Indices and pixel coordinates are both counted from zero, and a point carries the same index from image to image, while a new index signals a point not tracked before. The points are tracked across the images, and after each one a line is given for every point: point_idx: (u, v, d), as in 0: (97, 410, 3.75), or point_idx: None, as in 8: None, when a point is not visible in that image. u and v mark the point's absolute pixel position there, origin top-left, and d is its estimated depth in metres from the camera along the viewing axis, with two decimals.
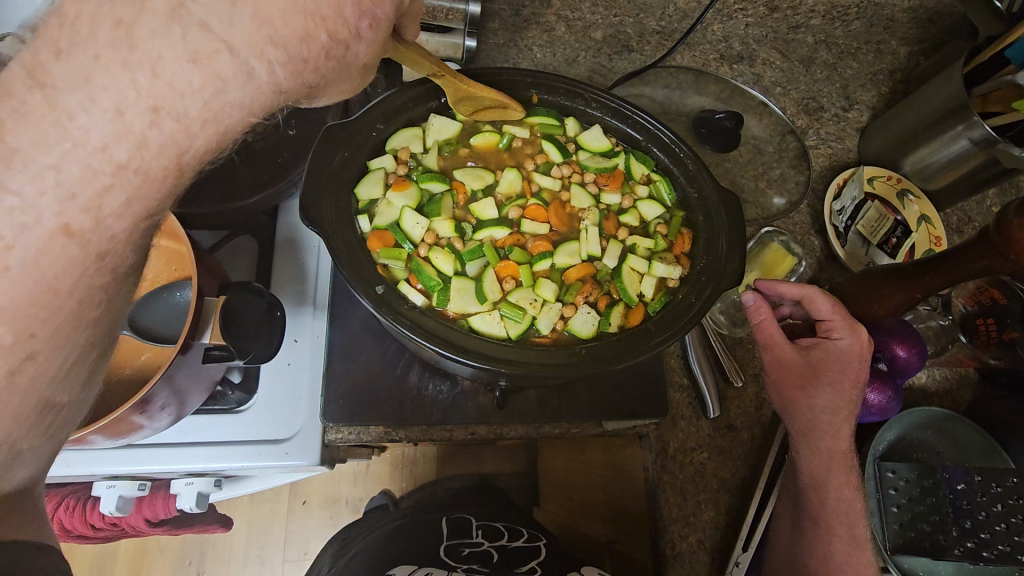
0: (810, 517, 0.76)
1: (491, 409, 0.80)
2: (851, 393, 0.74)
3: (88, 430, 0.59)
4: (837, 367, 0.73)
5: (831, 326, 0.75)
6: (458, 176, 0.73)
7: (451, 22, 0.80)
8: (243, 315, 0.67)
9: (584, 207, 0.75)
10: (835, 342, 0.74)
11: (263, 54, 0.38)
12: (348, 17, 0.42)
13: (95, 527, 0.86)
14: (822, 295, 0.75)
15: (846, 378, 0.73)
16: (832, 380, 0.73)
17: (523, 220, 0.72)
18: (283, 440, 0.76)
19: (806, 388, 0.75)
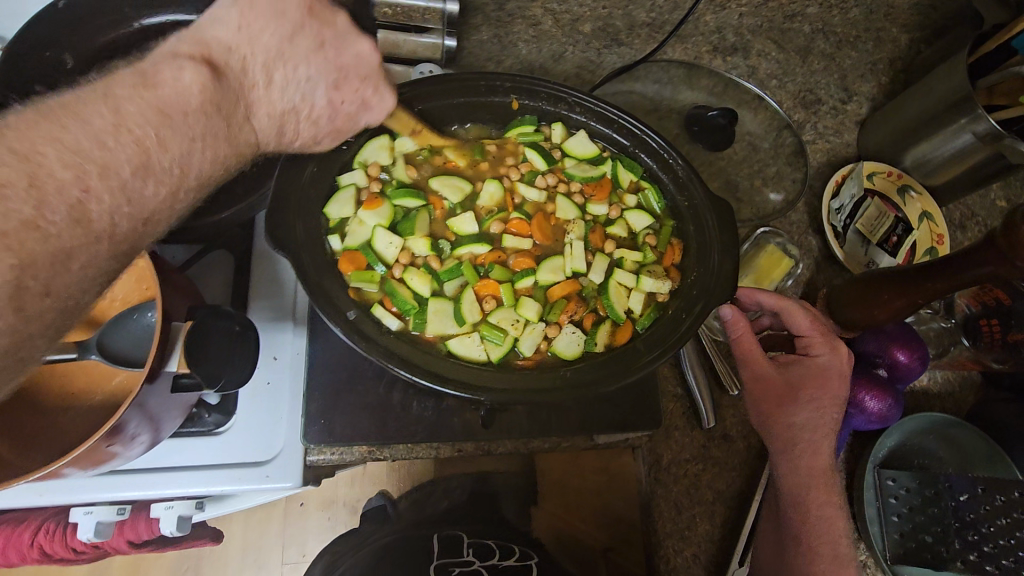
0: (793, 536, 0.73)
1: (477, 427, 0.78)
2: (831, 411, 0.71)
3: (56, 465, 0.55)
4: (815, 384, 0.70)
5: (810, 342, 0.72)
6: (435, 189, 0.70)
7: (427, 21, 0.77)
8: (214, 335, 0.64)
9: (569, 219, 0.72)
10: (815, 359, 0.71)
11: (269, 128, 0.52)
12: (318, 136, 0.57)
13: (77, 550, 0.84)
14: (799, 309, 0.72)
15: (826, 397, 0.70)
16: (811, 399, 0.70)
17: (504, 235, 0.70)
18: (263, 463, 0.73)
19: (783, 406, 0.72)
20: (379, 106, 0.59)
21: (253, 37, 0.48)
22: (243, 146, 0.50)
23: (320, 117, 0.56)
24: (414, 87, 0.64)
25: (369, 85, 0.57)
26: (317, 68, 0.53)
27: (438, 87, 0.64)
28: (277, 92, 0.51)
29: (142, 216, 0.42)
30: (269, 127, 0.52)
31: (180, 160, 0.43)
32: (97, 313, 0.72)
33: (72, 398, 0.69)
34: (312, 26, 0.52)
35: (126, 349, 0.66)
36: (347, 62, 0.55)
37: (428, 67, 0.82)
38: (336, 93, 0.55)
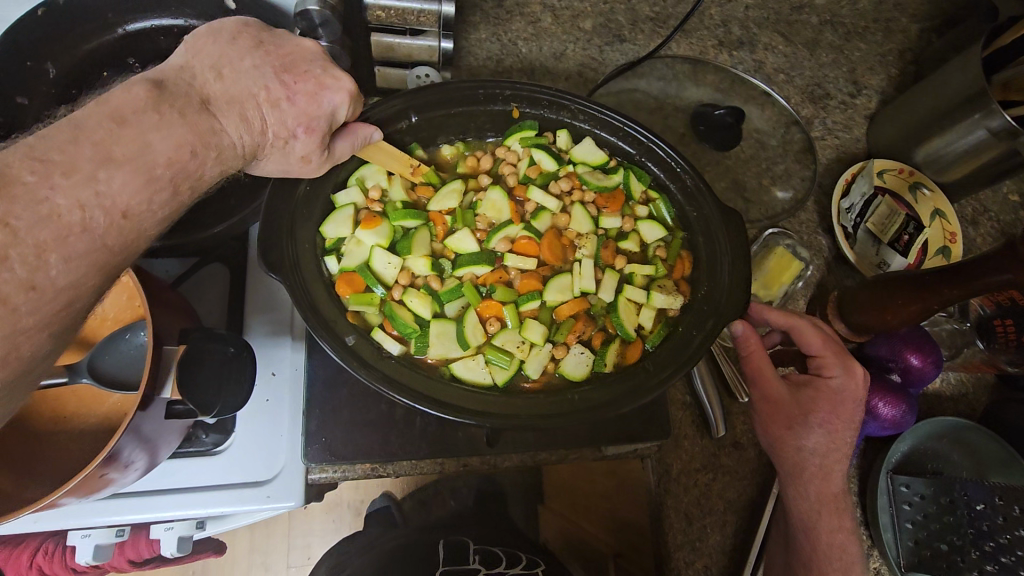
0: (801, 560, 0.71)
1: (482, 442, 0.76)
2: (844, 434, 0.69)
3: (55, 495, 0.53)
4: (827, 406, 0.68)
5: (823, 362, 0.69)
6: (434, 207, 0.69)
7: (423, 24, 0.73)
8: (210, 358, 0.63)
9: (582, 233, 0.70)
10: (828, 381, 0.68)
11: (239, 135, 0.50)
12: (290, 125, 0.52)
13: (76, 569, 0.82)
14: (810, 327, 0.70)
15: (838, 419, 0.68)
16: (821, 421, 0.67)
17: (508, 255, 0.67)
18: (263, 483, 0.72)
19: (793, 429, 0.69)
20: (337, 86, 0.53)
21: (198, 48, 0.50)
22: (204, 155, 0.48)
23: (279, 104, 0.51)
24: (411, 96, 0.61)
25: (320, 65, 0.53)
26: (265, 58, 0.51)
27: (433, 96, 0.62)
28: (229, 82, 0.49)
29: (118, 209, 0.43)
30: (233, 123, 0.49)
31: (140, 146, 0.44)
32: (86, 333, 0.69)
33: (66, 420, 0.67)
34: (250, 28, 0.52)
35: (116, 370, 0.63)
36: (292, 48, 0.53)
37: (425, 69, 0.80)
38: (286, 76, 0.51)
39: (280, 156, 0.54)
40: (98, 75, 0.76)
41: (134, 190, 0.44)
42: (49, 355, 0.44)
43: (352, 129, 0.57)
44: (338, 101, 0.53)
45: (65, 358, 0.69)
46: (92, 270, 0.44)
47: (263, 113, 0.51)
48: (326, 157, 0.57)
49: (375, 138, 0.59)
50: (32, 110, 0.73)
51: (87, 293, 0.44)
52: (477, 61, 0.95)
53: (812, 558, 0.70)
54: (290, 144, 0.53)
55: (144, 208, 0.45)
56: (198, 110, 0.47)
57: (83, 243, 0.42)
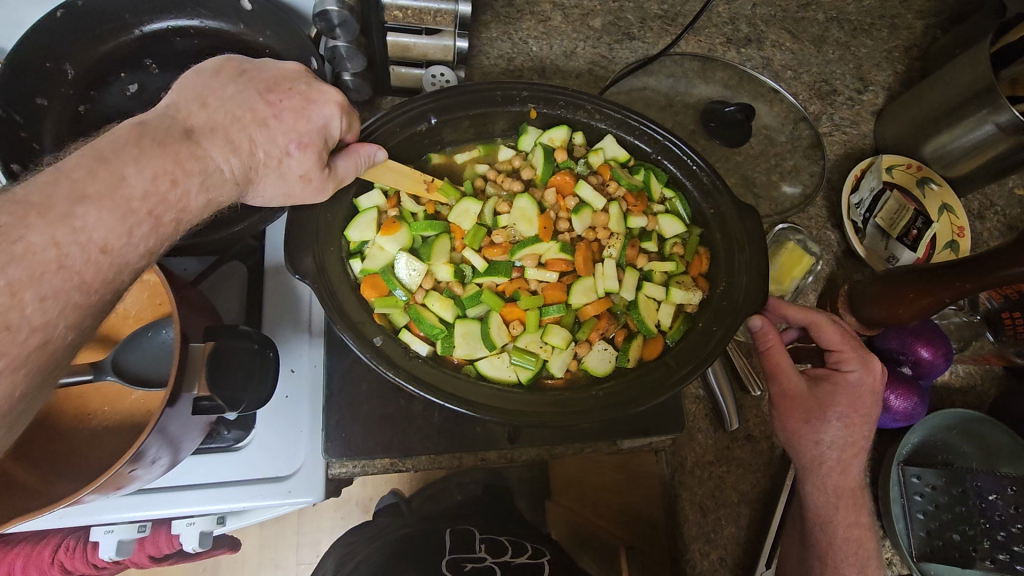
0: (816, 553, 0.72)
1: (501, 438, 0.77)
2: (862, 427, 0.69)
3: (81, 493, 0.53)
4: (846, 400, 0.69)
5: (841, 357, 0.70)
6: (454, 218, 0.69)
7: (440, 24, 0.74)
8: (234, 355, 0.64)
9: (613, 232, 0.70)
10: (846, 375, 0.69)
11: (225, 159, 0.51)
12: (279, 142, 0.53)
13: (98, 566, 0.83)
14: (829, 322, 0.71)
15: (856, 413, 0.68)
16: (839, 416, 0.68)
17: (528, 268, 0.68)
18: (284, 478, 0.72)
19: (812, 422, 0.69)
20: (321, 97, 0.54)
21: (182, 85, 0.52)
22: (183, 182, 0.48)
23: (267, 123, 0.52)
24: (430, 99, 0.61)
25: (303, 83, 0.55)
26: (248, 83, 0.53)
27: (453, 99, 0.62)
28: (213, 110, 0.51)
29: (95, 244, 0.44)
30: (217, 147, 0.50)
31: (116, 180, 0.45)
32: (108, 330, 0.70)
33: (90, 416, 0.67)
34: (232, 62, 0.55)
35: (141, 367, 0.64)
36: (274, 72, 0.54)
37: (441, 69, 0.81)
38: (271, 95, 0.53)
39: (277, 176, 0.54)
40: (116, 74, 0.77)
41: (112, 223, 0.44)
42: (40, 388, 0.45)
43: (352, 149, 0.58)
44: (328, 112, 0.54)
45: (84, 356, 0.69)
46: (68, 310, 0.43)
47: (250, 134, 0.51)
48: (325, 174, 0.56)
49: (380, 159, 0.60)
50: (51, 111, 0.74)
51: (88, 316, 0.45)
52: (489, 60, 0.96)
53: (827, 551, 0.71)
54: (284, 161, 0.53)
55: (123, 240, 0.45)
56: (181, 141, 0.49)
57: (60, 279, 0.42)
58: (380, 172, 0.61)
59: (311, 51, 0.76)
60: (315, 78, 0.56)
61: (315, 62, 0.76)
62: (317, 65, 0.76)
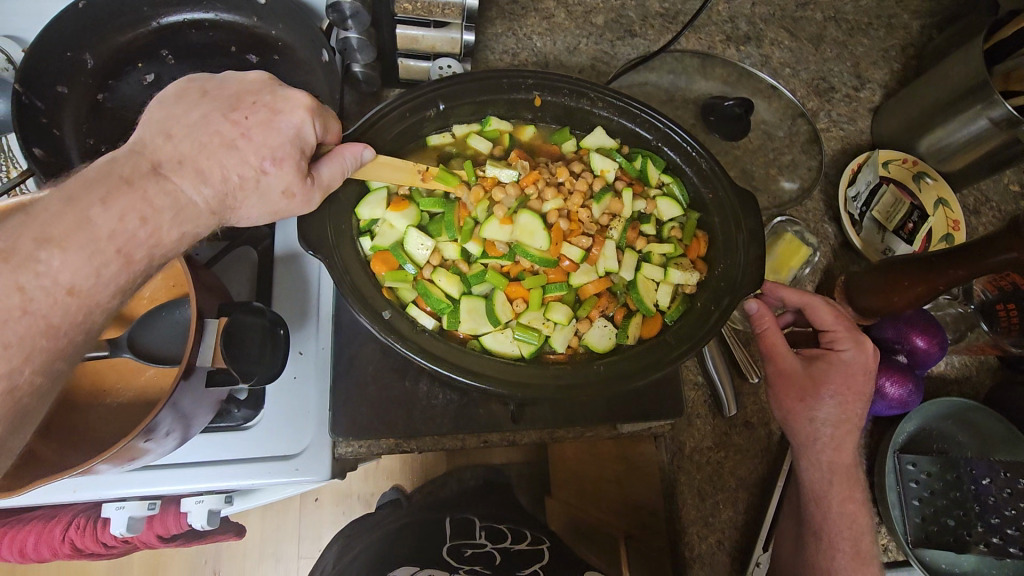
0: None
1: (506, 420, 0.79)
2: (855, 405, 0.73)
3: (93, 462, 0.55)
4: (839, 378, 0.73)
5: (836, 337, 0.74)
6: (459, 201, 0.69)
7: (447, 16, 0.75)
8: (249, 332, 0.66)
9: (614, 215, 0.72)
10: (839, 354, 0.73)
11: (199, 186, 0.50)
12: (253, 161, 0.52)
13: (106, 545, 0.85)
14: (824, 305, 0.75)
15: (849, 392, 0.73)
16: (832, 393, 0.72)
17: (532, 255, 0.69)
18: (292, 457, 0.74)
19: (806, 400, 0.74)
20: (287, 105, 0.53)
21: (146, 115, 0.51)
22: (156, 220, 0.48)
23: (236, 142, 0.51)
24: (440, 86, 0.63)
25: (267, 94, 0.54)
26: (212, 102, 0.52)
27: (460, 86, 0.64)
28: (178, 142, 0.49)
29: (62, 287, 0.44)
30: (187, 180, 0.49)
31: (82, 222, 0.45)
32: (126, 311, 0.72)
33: (104, 393, 0.68)
34: (192, 82, 0.54)
35: (154, 344, 0.66)
36: (235, 88, 0.54)
37: (448, 61, 0.83)
38: (236, 112, 0.52)
39: (259, 198, 0.54)
40: (134, 64, 0.80)
41: (79, 264, 0.44)
42: (12, 434, 0.46)
43: (336, 151, 0.57)
44: (298, 118, 0.54)
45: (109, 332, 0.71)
46: (34, 353, 0.44)
47: (221, 159, 0.50)
48: (306, 184, 0.55)
49: (368, 157, 0.59)
50: (71, 98, 0.76)
51: (57, 358, 0.46)
52: (494, 54, 0.98)
53: (820, 526, 0.75)
54: (264, 180, 0.53)
55: (92, 282, 0.46)
56: (147, 175, 0.48)
57: (23, 325, 0.43)
58: (368, 170, 0.60)
59: (322, 43, 0.78)
60: (279, 86, 0.55)
61: (325, 53, 0.79)
62: (328, 56, 0.79)
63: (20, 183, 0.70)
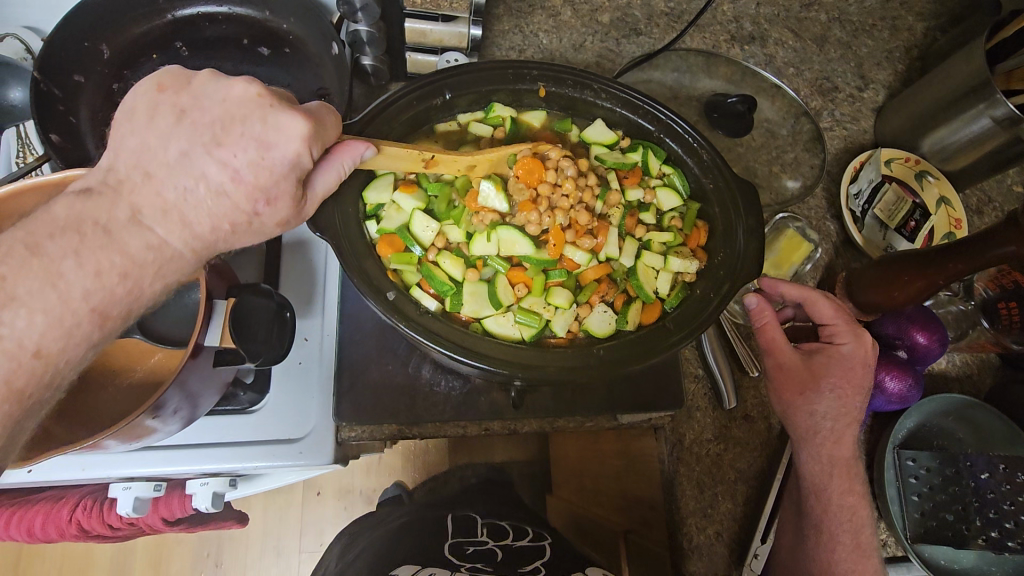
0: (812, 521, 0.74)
1: (506, 407, 0.80)
2: (854, 398, 0.74)
3: (100, 437, 0.56)
4: (838, 372, 0.74)
5: (835, 331, 0.75)
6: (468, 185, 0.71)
7: (456, 11, 0.78)
8: (257, 313, 0.68)
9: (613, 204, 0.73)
10: (839, 348, 0.74)
11: (181, 236, 0.46)
12: (242, 205, 0.46)
13: (112, 527, 0.86)
14: (823, 299, 0.76)
15: (849, 385, 0.73)
16: (832, 386, 0.73)
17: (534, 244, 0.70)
18: (295, 440, 0.75)
19: (806, 393, 0.75)
20: (281, 139, 0.45)
21: (120, 145, 0.45)
22: (137, 277, 0.45)
23: (224, 187, 0.45)
24: (446, 75, 0.65)
25: (257, 118, 0.45)
26: (192, 130, 0.45)
27: (467, 76, 0.66)
28: (159, 184, 0.44)
29: (28, 349, 0.41)
30: (172, 230, 0.45)
31: (52, 278, 0.41)
32: None
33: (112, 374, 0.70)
34: (168, 97, 0.45)
35: (165, 328, 0.68)
36: (218, 110, 0.45)
37: (455, 55, 0.85)
38: (221, 148, 0.45)
39: (251, 234, 0.49)
40: (148, 55, 0.81)
41: (47, 326, 0.42)
42: None
43: (336, 152, 0.52)
44: (294, 150, 0.46)
45: None
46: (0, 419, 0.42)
47: (206, 204, 0.45)
48: (303, 214, 0.51)
49: (368, 155, 0.54)
50: (87, 88, 0.78)
51: (26, 419, 0.44)
52: (500, 50, 1.00)
53: (822, 517, 0.75)
54: (256, 219, 0.48)
55: (61, 343, 0.43)
56: (128, 225, 0.44)
57: None
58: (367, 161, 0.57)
59: (333, 36, 0.80)
60: (273, 101, 0.46)
61: (336, 46, 0.81)
62: (338, 49, 0.81)
63: (36, 169, 0.72)
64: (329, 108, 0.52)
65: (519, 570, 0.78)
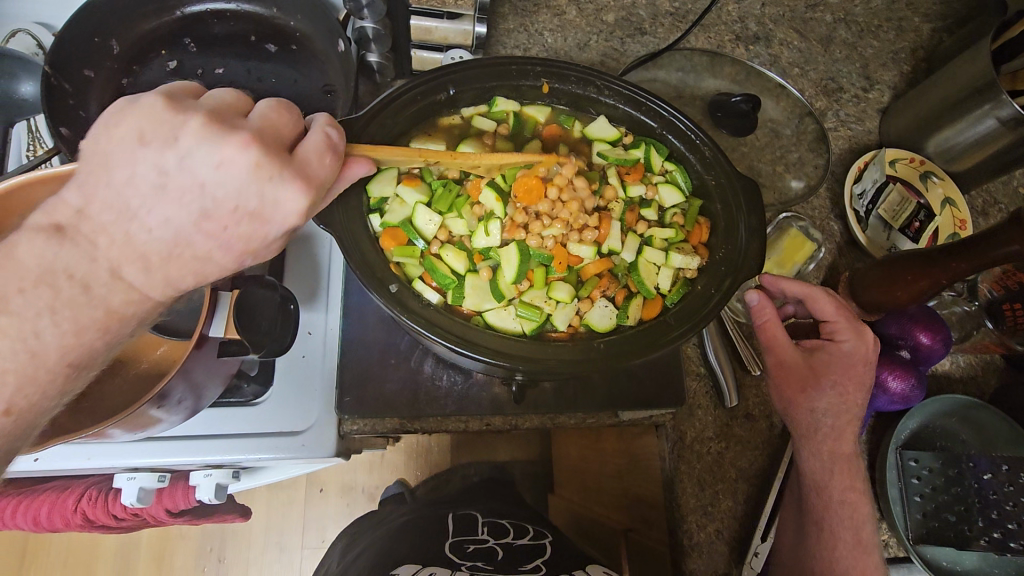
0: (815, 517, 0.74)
1: (507, 402, 0.80)
2: (856, 395, 0.74)
3: (105, 425, 0.57)
4: (839, 370, 0.74)
5: (836, 328, 0.75)
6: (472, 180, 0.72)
7: (460, 7, 0.79)
8: (262, 305, 0.68)
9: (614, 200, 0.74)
10: (840, 345, 0.74)
11: (160, 289, 0.46)
12: (228, 263, 0.47)
13: (117, 518, 0.87)
14: (825, 296, 0.76)
15: (850, 382, 0.74)
16: (833, 383, 0.73)
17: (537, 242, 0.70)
18: (299, 432, 0.76)
19: (807, 390, 0.75)
20: (278, 215, 0.45)
21: (93, 191, 0.42)
22: (116, 329, 0.46)
23: (212, 253, 0.45)
24: (451, 70, 0.65)
25: (253, 195, 0.43)
26: (179, 195, 0.42)
27: (471, 72, 0.66)
28: (139, 245, 0.43)
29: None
30: (151, 285, 0.45)
31: (29, 338, 0.42)
32: None
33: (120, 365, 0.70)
34: (150, 154, 0.41)
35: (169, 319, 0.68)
36: (207, 181, 0.42)
37: (459, 52, 0.86)
38: (211, 221, 0.43)
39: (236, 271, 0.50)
40: (157, 51, 0.82)
41: (17, 386, 0.43)
42: None
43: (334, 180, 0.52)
44: (289, 223, 0.46)
45: None
46: None
47: (191, 265, 0.45)
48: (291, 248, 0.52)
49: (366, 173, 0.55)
50: (97, 82, 0.79)
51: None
52: (505, 48, 1.00)
53: (824, 514, 0.75)
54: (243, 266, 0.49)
55: (31, 399, 0.44)
56: (106, 281, 0.44)
57: None
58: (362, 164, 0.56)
59: (339, 33, 0.81)
60: (271, 172, 0.43)
61: (343, 42, 0.82)
62: (344, 46, 0.81)
63: (45, 162, 0.73)
64: (329, 150, 0.49)
65: (520, 569, 0.78)
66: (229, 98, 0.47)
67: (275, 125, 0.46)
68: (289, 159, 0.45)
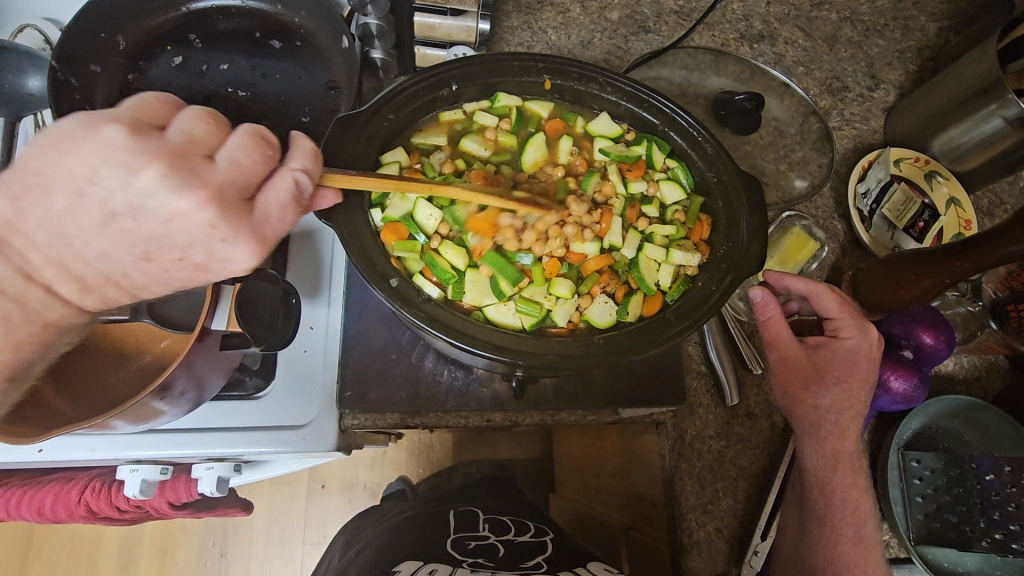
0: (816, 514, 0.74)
1: (508, 397, 0.80)
2: (858, 392, 0.74)
3: (107, 416, 0.57)
4: (843, 366, 0.74)
5: (839, 325, 0.76)
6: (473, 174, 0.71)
7: (464, 2, 0.82)
8: (264, 299, 0.69)
9: (614, 196, 0.74)
10: (843, 341, 0.75)
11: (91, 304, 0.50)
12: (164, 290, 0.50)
13: (120, 510, 0.87)
14: (828, 293, 0.76)
15: (853, 378, 0.74)
16: (837, 379, 0.74)
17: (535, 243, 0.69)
18: (300, 426, 0.76)
19: (811, 387, 0.75)
20: (223, 267, 0.48)
21: (34, 209, 0.43)
22: (51, 341, 0.52)
23: (150, 282, 0.48)
24: (454, 66, 0.66)
25: (201, 249, 0.45)
26: (125, 236, 0.44)
27: (474, 67, 0.67)
28: (77, 263, 0.46)
29: None
30: (84, 296, 0.49)
31: None
32: None
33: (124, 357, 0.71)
34: (101, 194, 0.42)
35: (174, 312, 0.68)
36: (155, 231, 0.44)
37: (463, 48, 0.88)
38: (153, 262, 0.46)
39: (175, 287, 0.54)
40: (163, 47, 0.83)
41: None
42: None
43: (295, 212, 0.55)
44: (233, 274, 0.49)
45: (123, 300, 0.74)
46: None
47: (131, 285, 0.49)
48: None
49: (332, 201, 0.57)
50: (103, 77, 0.80)
51: None
52: (508, 46, 1.01)
53: (825, 512, 0.75)
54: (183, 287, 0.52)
55: None
56: (41, 297, 0.48)
57: None
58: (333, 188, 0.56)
59: (343, 29, 0.81)
60: (221, 232, 0.45)
61: (347, 40, 0.82)
62: (348, 43, 0.82)
63: None
64: (295, 201, 0.50)
65: (521, 566, 0.78)
66: (201, 130, 0.46)
67: (243, 172, 0.46)
68: (249, 216, 0.47)
